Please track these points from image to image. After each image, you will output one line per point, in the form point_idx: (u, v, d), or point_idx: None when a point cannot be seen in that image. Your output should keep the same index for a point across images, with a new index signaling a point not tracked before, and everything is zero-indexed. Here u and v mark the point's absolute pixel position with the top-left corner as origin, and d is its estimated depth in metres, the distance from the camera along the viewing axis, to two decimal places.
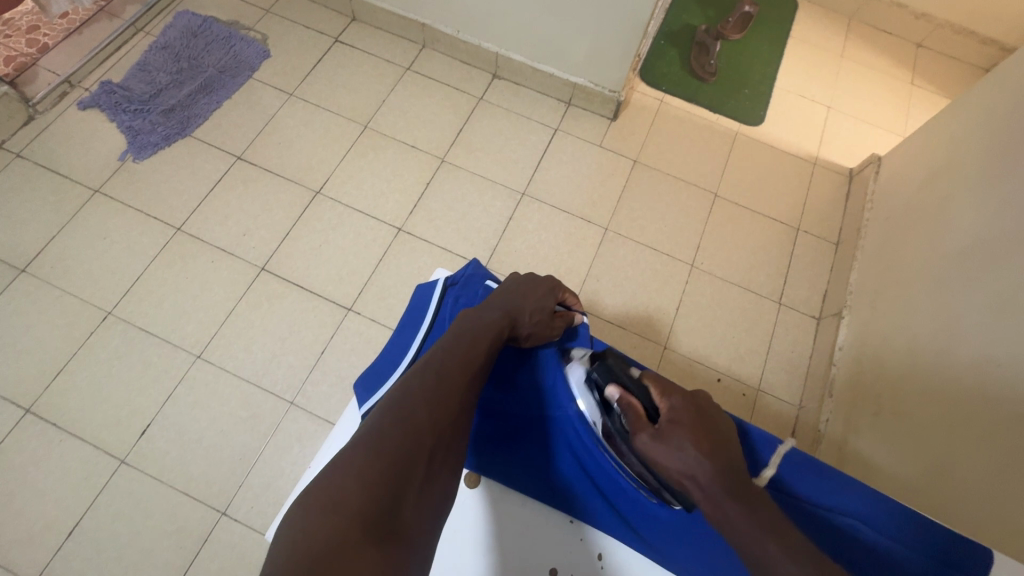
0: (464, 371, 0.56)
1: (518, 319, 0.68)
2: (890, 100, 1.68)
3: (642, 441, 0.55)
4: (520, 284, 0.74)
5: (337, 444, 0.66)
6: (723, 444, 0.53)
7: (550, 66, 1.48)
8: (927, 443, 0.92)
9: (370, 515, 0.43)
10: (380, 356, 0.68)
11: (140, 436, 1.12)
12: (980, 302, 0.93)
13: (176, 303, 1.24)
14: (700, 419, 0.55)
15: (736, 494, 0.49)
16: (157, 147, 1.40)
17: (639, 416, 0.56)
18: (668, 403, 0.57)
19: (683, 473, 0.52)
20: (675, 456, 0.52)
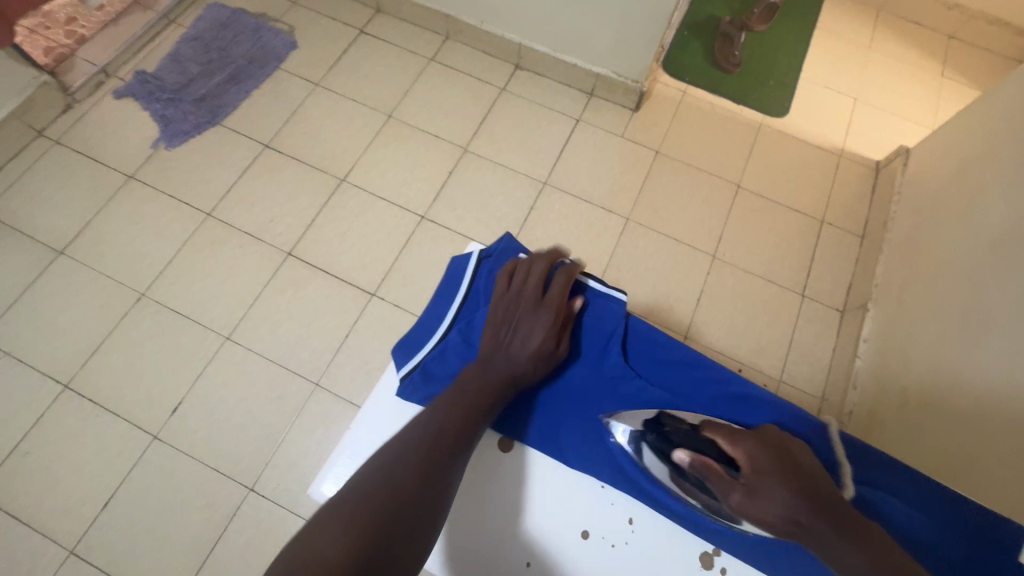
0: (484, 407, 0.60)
1: (520, 352, 0.64)
2: (920, 92, 1.65)
3: (738, 501, 0.53)
4: (522, 283, 0.67)
5: (377, 404, 0.67)
6: (812, 480, 0.53)
7: (573, 57, 1.49)
8: (954, 433, 0.91)
9: (384, 534, 0.46)
10: (416, 325, 0.72)
11: (171, 414, 1.15)
12: (1012, 292, 0.92)
13: (206, 286, 1.27)
14: (778, 455, 0.55)
15: (844, 532, 0.49)
16: (188, 135, 1.44)
17: (722, 475, 0.55)
18: (742, 450, 0.56)
19: (785, 521, 0.51)
20: (776, 505, 0.52)
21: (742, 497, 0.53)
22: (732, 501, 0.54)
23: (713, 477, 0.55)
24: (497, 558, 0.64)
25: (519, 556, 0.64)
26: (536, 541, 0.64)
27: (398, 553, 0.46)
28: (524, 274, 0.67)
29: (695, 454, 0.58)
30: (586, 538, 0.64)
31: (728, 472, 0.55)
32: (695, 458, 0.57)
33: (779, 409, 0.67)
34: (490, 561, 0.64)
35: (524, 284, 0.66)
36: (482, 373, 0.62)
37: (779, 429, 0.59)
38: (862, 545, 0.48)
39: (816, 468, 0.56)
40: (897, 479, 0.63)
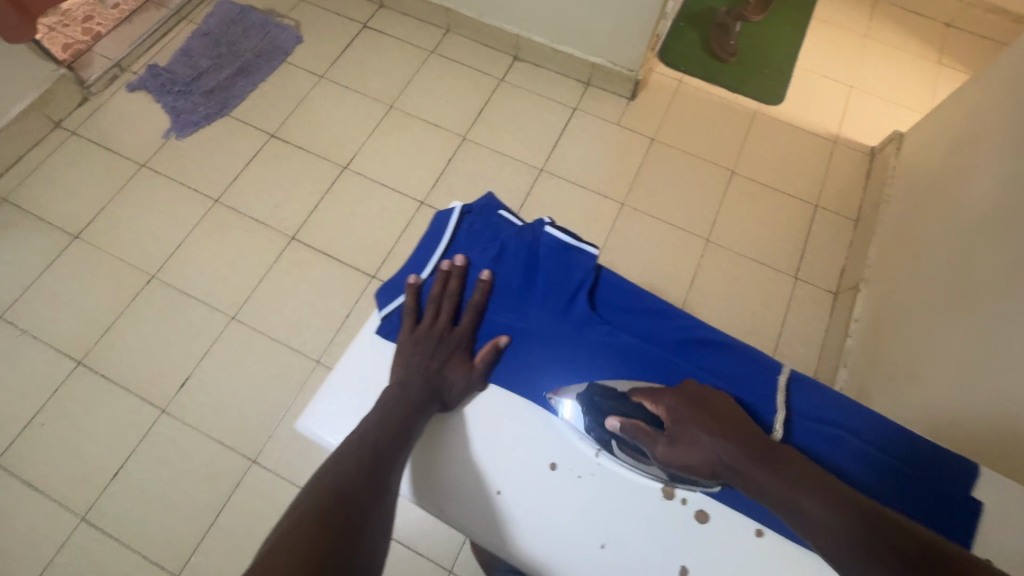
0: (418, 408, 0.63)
1: (436, 380, 0.66)
2: (917, 79, 1.66)
3: (666, 452, 0.59)
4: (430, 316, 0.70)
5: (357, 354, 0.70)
6: (725, 421, 0.60)
7: (570, 47, 1.52)
8: (935, 402, 0.92)
9: (339, 519, 0.49)
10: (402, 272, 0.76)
11: (180, 389, 1.20)
12: (994, 263, 0.93)
13: (213, 268, 1.32)
14: (695, 405, 0.61)
15: (760, 462, 0.56)
16: (198, 125, 1.49)
17: (646, 433, 0.60)
18: (663, 406, 0.62)
19: (711, 460, 0.58)
20: (700, 450, 0.58)
21: (670, 449, 0.59)
22: (662, 454, 0.59)
23: (640, 436, 0.61)
24: (469, 487, 0.65)
25: (491, 484, 0.65)
26: (507, 470, 0.66)
27: (343, 527, 0.48)
28: (433, 306, 0.71)
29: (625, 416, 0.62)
30: (555, 469, 0.66)
31: (655, 428, 0.61)
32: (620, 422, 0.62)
33: (745, 358, 0.69)
34: (461, 489, 0.65)
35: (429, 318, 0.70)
36: (400, 398, 0.63)
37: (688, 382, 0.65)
38: (776, 469, 0.55)
39: (730, 408, 0.62)
40: (859, 422, 0.65)
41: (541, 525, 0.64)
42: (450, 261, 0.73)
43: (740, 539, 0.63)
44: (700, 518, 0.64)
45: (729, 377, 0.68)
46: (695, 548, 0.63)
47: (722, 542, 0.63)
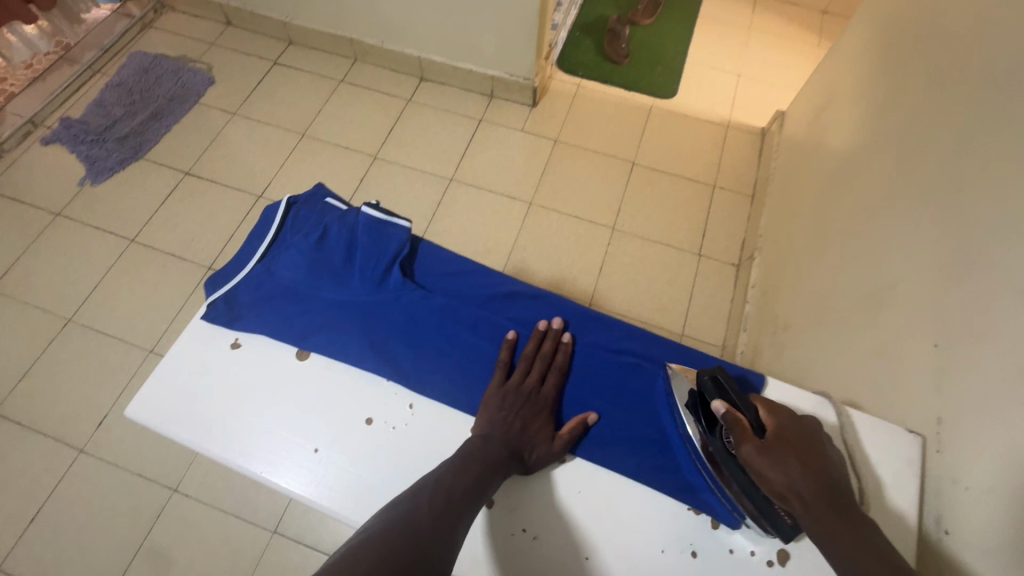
0: (300, 425, 0.53)
1: (520, 440, 0.53)
2: (796, 62, 1.78)
3: (754, 455, 0.53)
4: (273, 323, 0.57)
5: (196, 360, 0.56)
6: (829, 467, 0.53)
7: (468, 63, 1.61)
8: (801, 345, 0.97)
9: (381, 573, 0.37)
10: (222, 272, 0.61)
11: (97, 427, 1.20)
12: (842, 212, 0.99)
13: (130, 305, 1.34)
14: (804, 435, 0.55)
15: (841, 516, 0.49)
16: (113, 171, 1.52)
17: (746, 431, 0.55)
18: (776, 420, 0.56)
19: (787, 486, 0.51)
20: (793, 474, 0.51)
21: (759, 454, 0.53)
22: (750, 455, 0.53)
23: (739, 433, 0.55)
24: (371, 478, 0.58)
25: (303, 442, 0.53)
26: (326, 423, 0.53)
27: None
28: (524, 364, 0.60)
29: (733, 409, 0.57)
30: (372, 424, 0.54)
31: (753, 429, 0.56)
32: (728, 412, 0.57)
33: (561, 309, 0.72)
34: (277, 449, 0.52)
35: (278, 327, 0.57)
36: (472, 456, 0.50)
37: (817, 424, 0.59)
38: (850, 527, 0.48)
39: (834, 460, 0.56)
40: (656, 351, 0.71)
41: (348, 480, 0.51)
42: (274, 266, 0.60)
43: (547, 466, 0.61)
44: None
45: None
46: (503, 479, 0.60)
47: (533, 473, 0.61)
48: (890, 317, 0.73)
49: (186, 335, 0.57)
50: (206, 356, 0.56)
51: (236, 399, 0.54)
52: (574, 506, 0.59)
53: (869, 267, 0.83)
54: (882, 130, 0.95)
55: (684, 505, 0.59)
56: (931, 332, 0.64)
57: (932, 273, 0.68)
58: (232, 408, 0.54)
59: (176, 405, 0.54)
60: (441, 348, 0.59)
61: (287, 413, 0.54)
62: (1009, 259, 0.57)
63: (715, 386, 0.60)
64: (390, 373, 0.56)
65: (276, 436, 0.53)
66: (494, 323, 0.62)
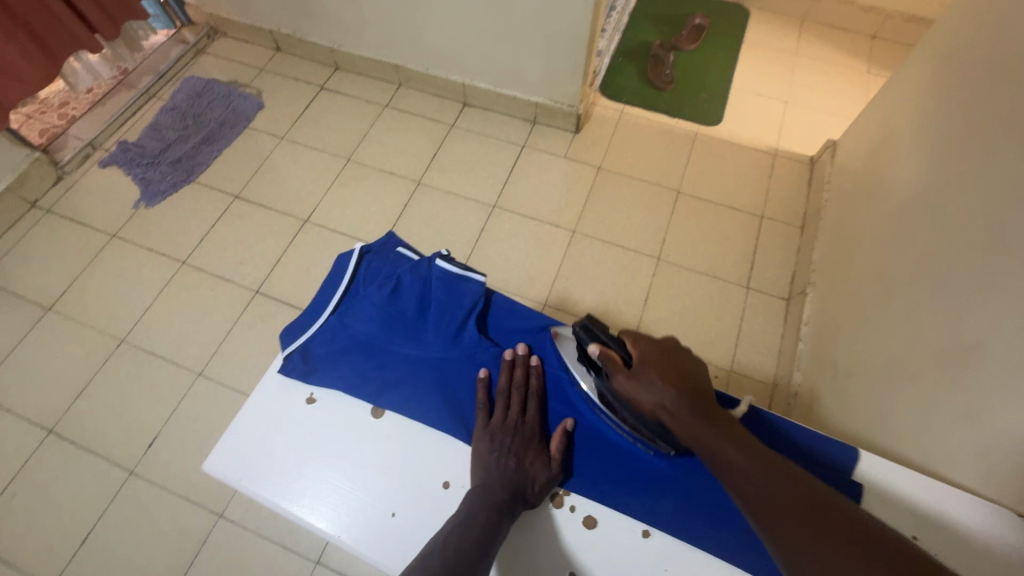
0: (379, 487, 0.52)
1: (517, 478, 0.50)
2: (846, 88, 1.73)
3: (631, 388, 0.56)
4: (350, 379, 0.57)
5: (272, 416, 0.56)
6: (693, 377, 0.56)
7: (512, 90, 1.61)
8: (867, 394, 0.93)
9: None
10: (297, 322, 0.61)
11: (147, 449, 1.22)
12: (911, 255, 0.95)
13: (180, 328, 1.37)
14: (667, 357, 0.57)
15: (705, 417, 0.53)
16: (166, 193, 1.57)
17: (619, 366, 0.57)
18: (639, 348, 0.58)
19: (655, 404, 0.54)
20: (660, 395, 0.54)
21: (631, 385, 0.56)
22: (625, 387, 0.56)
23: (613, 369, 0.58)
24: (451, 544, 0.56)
25: (382, 505, 0.52)
26: (405, 487, 0.52)
27: None
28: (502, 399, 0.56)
29: (604, 349, 0.59)
30: (449, 488, 0.52)
31: (622, 362, 0.58)
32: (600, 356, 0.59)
33: None
34: (356, 511, 0.52)
35: (354, 384, 0.56)
36: (483, 500, 0.48)
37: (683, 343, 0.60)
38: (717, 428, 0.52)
39: (703, 371, 0.57)
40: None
41: None
42: (348, 318, 0.59)
43: (622, 541, 0.54)
44: (589, 525, 0.54)
45: None
46: (571, 553, 0.53)
47: (611, 550, 0.53)
48: (977, 377, 0.69)
49: (263, 389, 0.57)
50: (282, 412, 0.56)
51: (313, 458, 0.54)
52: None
53: (947, 319, 0.79)
54: (953, 171, 0.91)
55: None
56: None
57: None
58: (310, 468, 0.53)
59: (254, 463, 0.54)
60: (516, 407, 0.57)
61: (364, 473, 0.53)
62: None
63: (586, 331, 0.61)
64: (466, 436, 0.54)
65: (354, 498, 0.52)
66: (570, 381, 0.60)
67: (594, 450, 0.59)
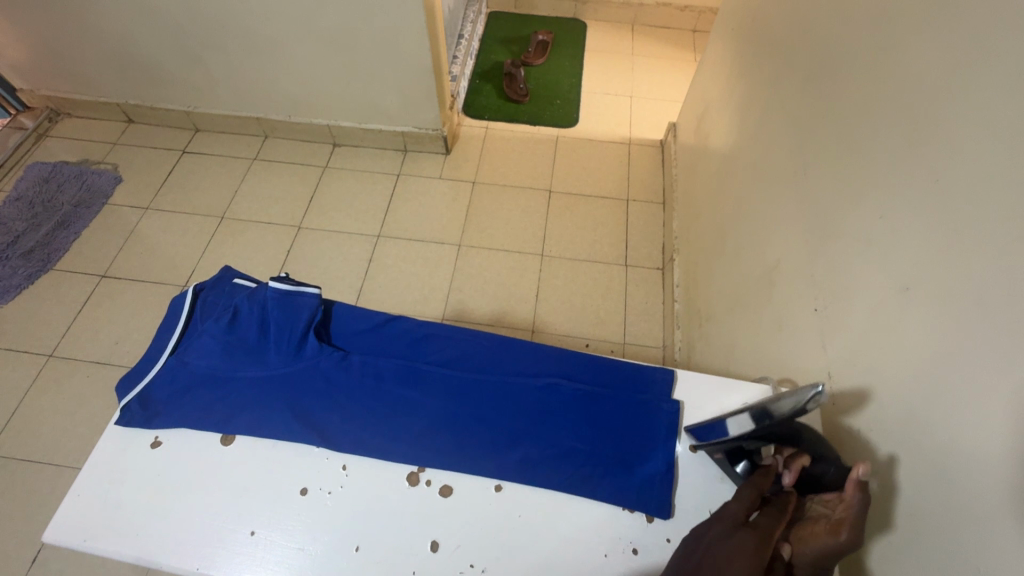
0: (229, 511, 0.52)
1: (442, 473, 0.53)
2: (679, 77, 1.95)
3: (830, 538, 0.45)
4: (193, 416, 0.57)
5: (111, 469, 0.55)
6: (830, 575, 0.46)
7: (376, 123, 1.66)
8: (723, 332, 1.03)
9: None
10: (134, 372, 0.60)
11: (30, 564, 1.10)
12: (733, 205, 1.09)
13: (55, 425, 1.26)
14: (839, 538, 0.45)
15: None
16: (21, 287, 1.45)
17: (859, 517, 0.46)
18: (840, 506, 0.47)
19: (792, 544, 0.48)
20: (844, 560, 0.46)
21: (830, 533, 0.46)
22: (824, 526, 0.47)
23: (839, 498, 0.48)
24: None
25: (239, 527, 0.52)
26: (264, 505, 0.53)
27: None
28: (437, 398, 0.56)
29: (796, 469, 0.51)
30: (307, 494, 0.53)
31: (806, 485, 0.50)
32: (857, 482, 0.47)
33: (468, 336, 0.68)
34: (212, 540, 0.51)
35: (200, 419, 0.57)
36: None
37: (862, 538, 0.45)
38: None
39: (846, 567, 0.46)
40: (587, 371, 0.62)
41: (291, 557, 0.50)
42: (187, 356, 0.60)
43: (475, 500, 0.54)
44: (445, 494, 0.54)
45: (467, 363, 0.62)
46: (430, 524, 0.52)
47: (466, 513, 0.53)
48: (782, 291, 0.81)
49: (100, 445, 0.55)
50: (120, 463, 0.55)
51: (162, 501, 0.53)
52: (508, 535, 0.52)
53: (760, 250, 0.92)
54: (748, 128, 1.06)
55: (619, 508, 0.54)
56: (811, 300, 0.72)
57: (805, 246, 0.76)
58: (158, 513, 0.52)
59: (95, 520, 0.52)
60: (362, 404, 0.58)
61: (214, 504, 0.53)
62: (855, 224, 0.65)
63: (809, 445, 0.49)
64: (317, 440, 0.56)
65: (206, 529, 0.52)
66: (415, 368, 0.61)
67: (448, 425, 0.58)
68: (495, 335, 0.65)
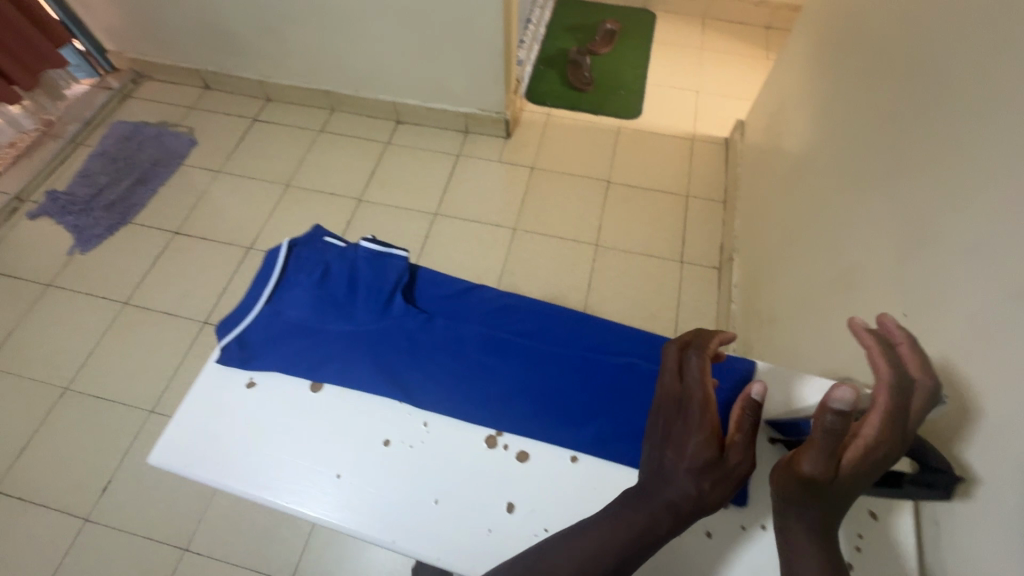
0: (318, 453, 0.55)
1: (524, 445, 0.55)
2: (748, 74, 1.90)
3: (810, 468, 0.45)
4: (288, 364, 0.59)
5: (210, 401, 0.58)
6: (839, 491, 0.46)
7: (440, 103, 1.68)
8: (788, 334, 1.01)
9: None
10: (230, 316, 0.63)
11: (101, 493, 1.19)
12: (807, 206, 1.06)
13: (127, 368, 1.34)
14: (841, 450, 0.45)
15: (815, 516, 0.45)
16: (101, 238, 1.54)
17: (863, 457, 0.45)
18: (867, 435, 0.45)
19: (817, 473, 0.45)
20: (820, 496, 0.45)
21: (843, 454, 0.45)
22: (806, 448, 0.46)
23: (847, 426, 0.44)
24: None
25: (326, 469, 0.54)
26: (352, 452, 0.55)
27: None
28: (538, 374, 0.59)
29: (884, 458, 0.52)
30: (389, 445, 0.55)
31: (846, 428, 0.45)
32: (886, 413, 0.45)
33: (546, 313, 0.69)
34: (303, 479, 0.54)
35: (294, 365, 0.59)
36: None
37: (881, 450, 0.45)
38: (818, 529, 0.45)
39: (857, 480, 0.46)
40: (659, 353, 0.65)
41: (374, 502, 0.52)
42: (281, 306, 0.63)
43: (553, 469, 0.54)
44: (522, 459, 0.55)
45: (543, 336, 0.65)
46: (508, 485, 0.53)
47: (543, 478, 0.54)
48: (861, 294, 0.78)
49: (202, 381, 0.59)
50: (217, 397, 0.58)
51: (255, 437, 0.56)
52: (584, 504, 0.53)
53: (836, 253, 0.89)
54: (830, 127, 1.03)
55: None
56: (897, 305, 0.69)
57: (893, 250, 0.73)
58: (252, 448, 0.55)
59: (194, 448, 0.56)
60: (443, 366, 0.60)
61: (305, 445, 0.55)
62: (954, 229, 0.62)
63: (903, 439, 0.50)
64: (401, 395, 0.58)
65: (296, 468, 0.54)
66: (497, 338, 0.63)
67: (528, 394, 0.59)
68: (573, 314, 0.68)
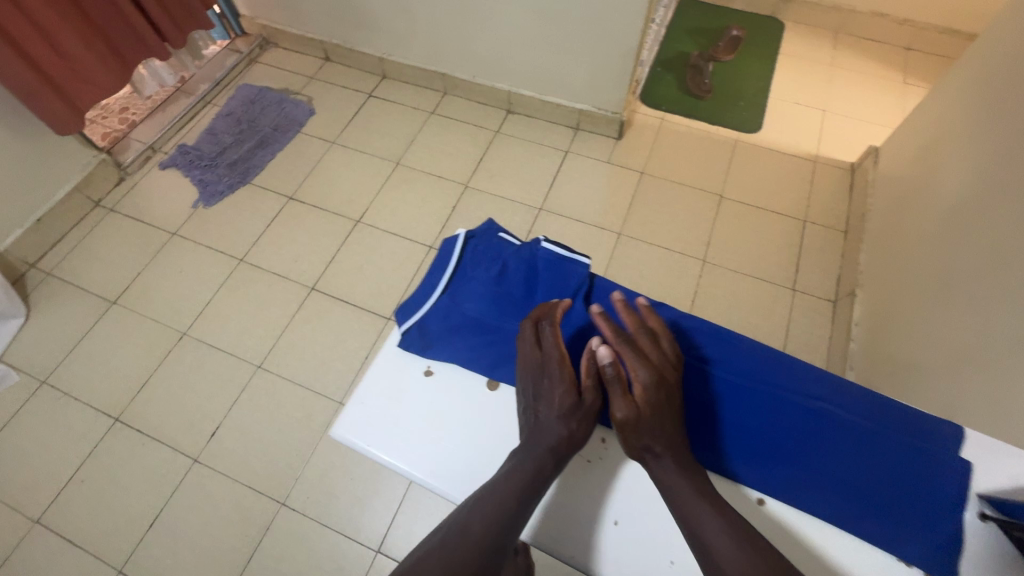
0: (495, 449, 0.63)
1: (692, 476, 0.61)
2: (882, 98, 1.77)
3: (619, 414, 0.62)
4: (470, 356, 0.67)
5: (394, 382, 0.67)
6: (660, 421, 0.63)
7: (557, 97, 1.66)
8: (935, 388, 0.94)
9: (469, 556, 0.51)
10: (412, 297, 0.72)
11: (210, 437, 1.26)
12: (970, 253, 0.97)
13: (239, 321, 1.41)
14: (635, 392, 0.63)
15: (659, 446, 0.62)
16: (223, 194, 1.62)
17: (648, 391, 0.64)
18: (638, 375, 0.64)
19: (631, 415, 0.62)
20: (639, 428, 0.62)
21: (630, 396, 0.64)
22: (615, 399, 0.63)
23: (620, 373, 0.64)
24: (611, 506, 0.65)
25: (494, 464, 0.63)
26: None
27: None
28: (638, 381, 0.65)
29: None
30: None
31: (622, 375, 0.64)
32: (636, 356, 0.65)
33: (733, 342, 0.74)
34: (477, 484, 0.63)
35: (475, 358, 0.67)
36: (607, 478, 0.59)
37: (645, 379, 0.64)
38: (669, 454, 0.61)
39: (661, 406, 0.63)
40: (829, 391, 0.70)
41: None
42: (460, 298, 0.70)
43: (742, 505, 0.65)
44: None
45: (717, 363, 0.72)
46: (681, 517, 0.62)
47: None
48: None
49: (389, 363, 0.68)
50: (400, 379, 0.67)
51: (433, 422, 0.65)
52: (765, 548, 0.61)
53: (1014, 313, 0.82)
54: (1010, 171, 0.94)
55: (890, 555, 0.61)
56: None
57: None
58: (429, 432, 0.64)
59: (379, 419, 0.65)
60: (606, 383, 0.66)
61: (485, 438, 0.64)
62: None
63: None
64: None
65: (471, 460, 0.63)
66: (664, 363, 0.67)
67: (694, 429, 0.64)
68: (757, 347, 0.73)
